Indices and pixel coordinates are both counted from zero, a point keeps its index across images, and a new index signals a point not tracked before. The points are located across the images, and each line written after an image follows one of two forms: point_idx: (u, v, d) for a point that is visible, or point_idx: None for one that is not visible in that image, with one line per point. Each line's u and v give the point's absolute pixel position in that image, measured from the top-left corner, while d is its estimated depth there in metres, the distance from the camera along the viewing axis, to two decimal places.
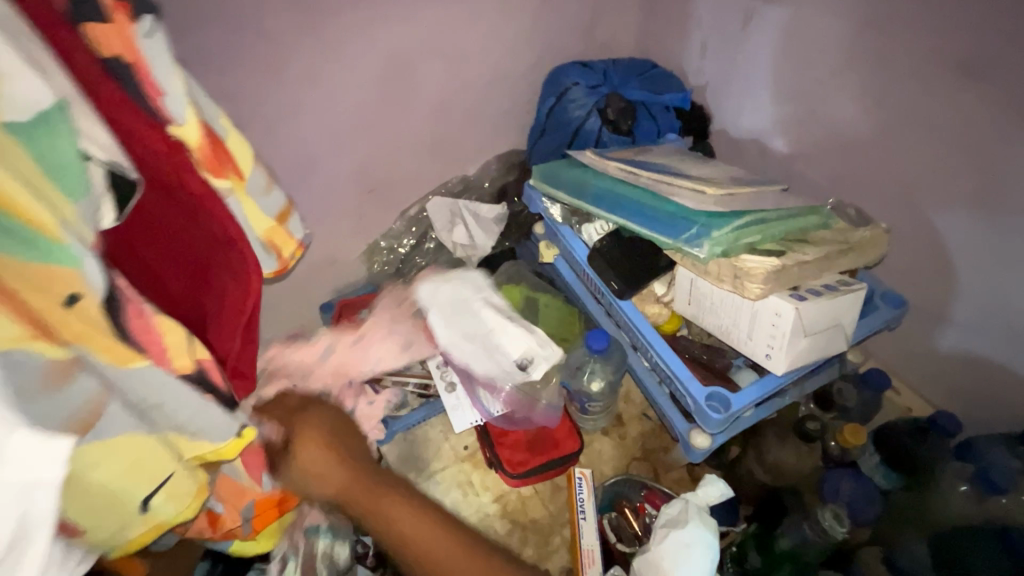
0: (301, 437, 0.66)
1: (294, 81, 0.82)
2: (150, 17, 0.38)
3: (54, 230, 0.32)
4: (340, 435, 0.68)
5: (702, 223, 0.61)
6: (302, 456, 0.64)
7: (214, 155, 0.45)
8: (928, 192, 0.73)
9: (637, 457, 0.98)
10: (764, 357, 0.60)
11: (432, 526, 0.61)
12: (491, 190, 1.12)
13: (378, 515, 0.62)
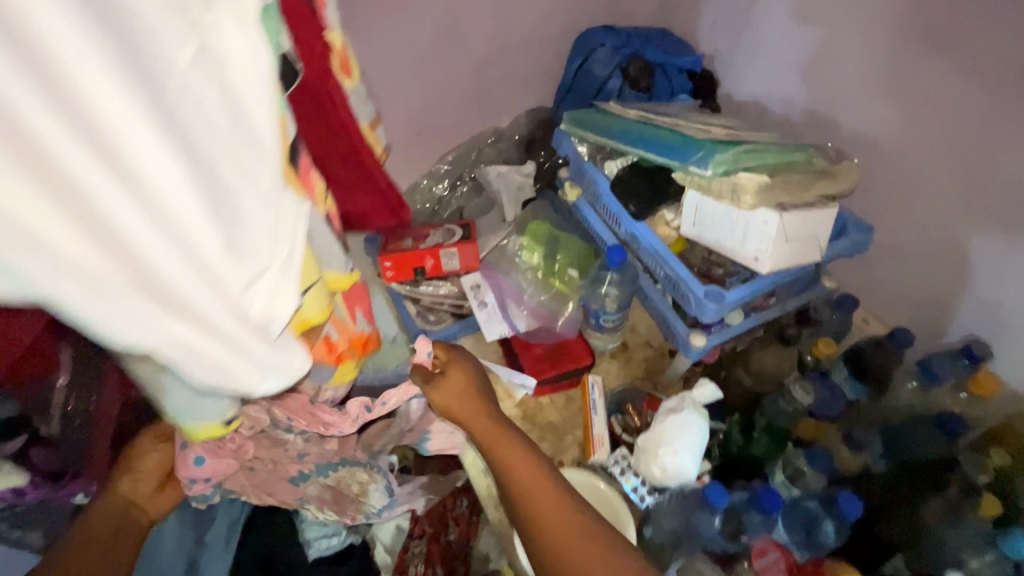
0: (450, 366, 0.76)
1: (369, 27, 0.95)
2: None
3: None
4: (463, 400, 0.72)
5: (708, 148, 0.75)
6: (446, 392, 0.73)
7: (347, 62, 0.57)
8: (901, 140, 0.88)
9: (640, 376, 1.13)
10: (753, 259, 0.75)
11: (539, 471, 0.66)
12: (520, 141, 1.26)
13: (501, 454, 0.67)
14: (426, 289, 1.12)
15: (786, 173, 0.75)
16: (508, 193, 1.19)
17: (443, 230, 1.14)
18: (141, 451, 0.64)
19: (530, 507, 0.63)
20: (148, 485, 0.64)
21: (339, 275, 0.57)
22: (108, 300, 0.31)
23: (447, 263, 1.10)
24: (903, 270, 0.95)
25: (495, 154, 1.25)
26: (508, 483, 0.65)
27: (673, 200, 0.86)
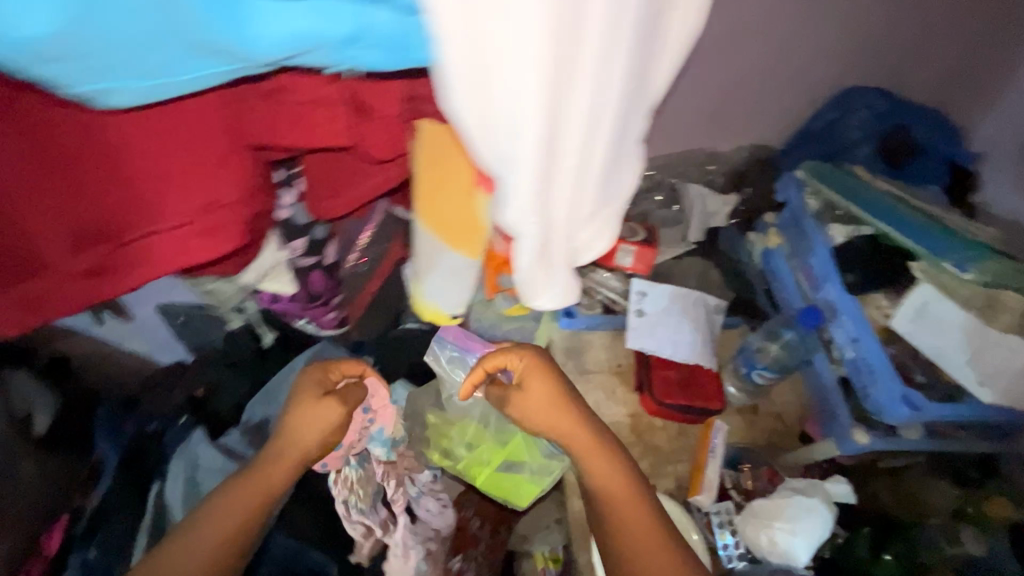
0: (528, 374, 0.76)
1: None
2: None
3: None
4: (550, 411, 0.75)
5: (971, 251, 0.74)
6: (534, 409, 0.75)
7: None
8: None
9: (761, 445, 1.07)
10: (974, 384, 0.71)
11: (626, 483, 0.72)
12: (729, 172, 1.22)
13: (595, 470, 0.73)
14: (591, 274, 1.15)
15: None
16: (700, 216, 1.20)
17: (625, 227, 1.15)
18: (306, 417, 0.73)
19: (625, 549, 0.69)
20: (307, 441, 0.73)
21: None
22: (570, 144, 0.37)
23: (620, 258, 1.11)
24: None
25: (700, 175, 1.22)
26: (595, 486, 0.73)
27: (890, 289, 0.83)
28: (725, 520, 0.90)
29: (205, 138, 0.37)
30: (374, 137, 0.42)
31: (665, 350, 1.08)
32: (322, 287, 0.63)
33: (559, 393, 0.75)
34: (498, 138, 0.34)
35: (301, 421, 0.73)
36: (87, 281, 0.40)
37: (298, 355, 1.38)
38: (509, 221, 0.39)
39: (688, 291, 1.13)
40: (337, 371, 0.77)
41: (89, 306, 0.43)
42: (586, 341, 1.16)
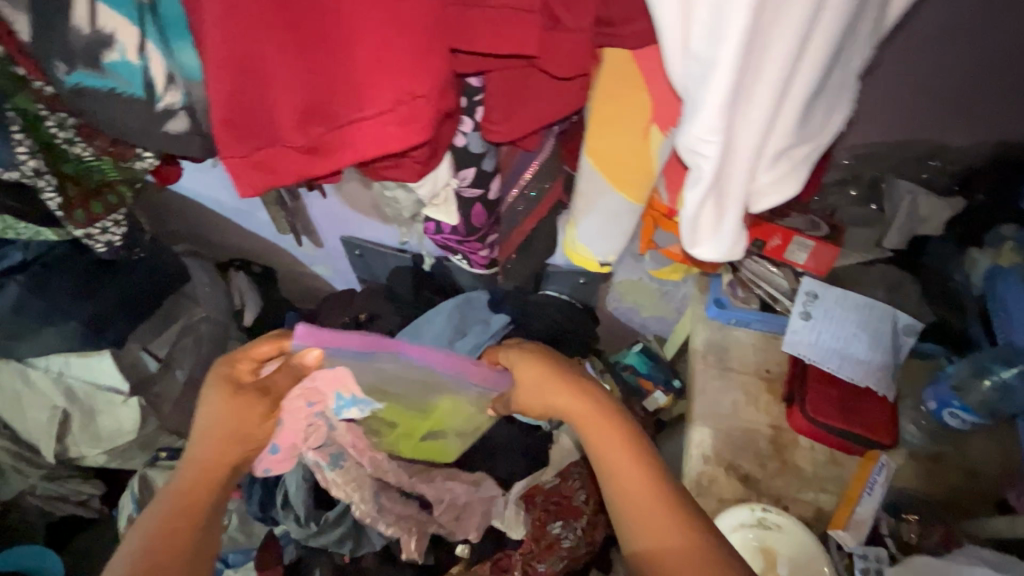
0: (518, 364, 0.81)
1: None
2: None
3: None
4: (541, 392, 0.78)
5: None
6: (528, 391, 0.79)
7: None
8: None
9: (938, 502, 0.88)
10: None
11: (645, 466, 0.66)
12: (956, 173, 1.01)
13: (608, 458, 0.68)
14: (751, 263, 1.03)
15: None
16: (906, 220, 1.00)
17: (806, 219, 1.00)
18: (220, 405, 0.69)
19: (619, 507, 0.64)
20: (230, 438, 0.68)
21: None
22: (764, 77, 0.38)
23: (792, 252, 0.99)
24: None
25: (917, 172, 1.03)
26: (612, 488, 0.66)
27: None
28: (875, 569, 0.77)
29: (398, 48, 0.40)
30: (561, 52, 0.42)
31: (829, 362, 0.95)
32: (486, 223, 0.67)
33: (564, 381, 0.76)
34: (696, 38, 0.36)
35: (214, 419, 0.68)
36: (304, 155, 0.47)
37: (446, 301, 1.44)
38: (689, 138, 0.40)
39: (872, 305, 0.97)
40: (249, 357, 0.74)
41: (301, 181, 0.49)
42: (734, 337, 1.06)
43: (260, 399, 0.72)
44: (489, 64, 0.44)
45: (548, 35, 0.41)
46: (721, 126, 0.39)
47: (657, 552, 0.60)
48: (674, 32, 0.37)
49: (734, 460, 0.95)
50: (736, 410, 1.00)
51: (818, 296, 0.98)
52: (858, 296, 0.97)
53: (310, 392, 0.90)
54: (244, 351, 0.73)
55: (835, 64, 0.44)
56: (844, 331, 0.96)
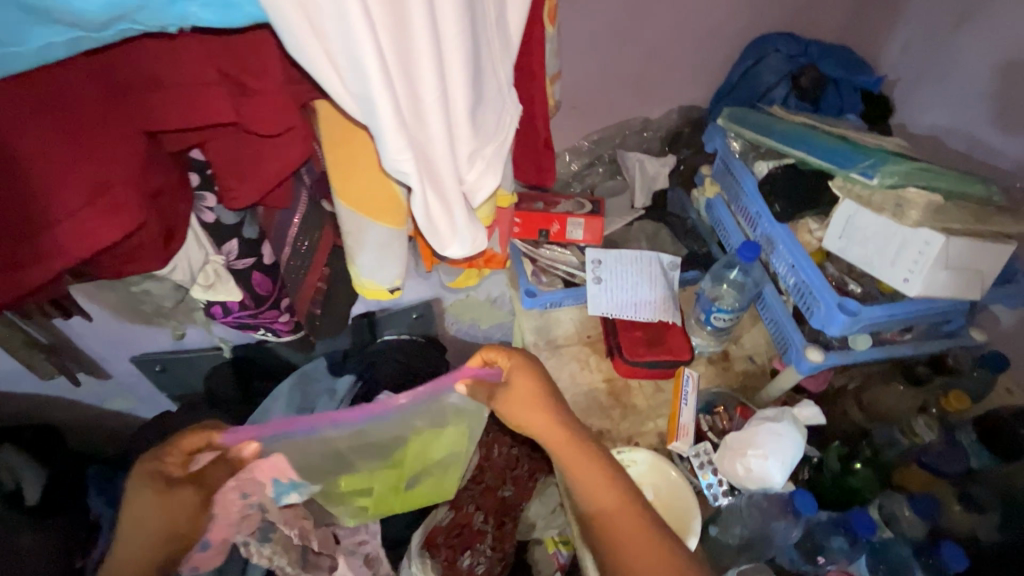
0: (517, 374, 0.76)
1: None
2: None
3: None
4: (526, 404, 0.75)
5: (873, 160, 0.74)
6: (517, 404, 0.75)
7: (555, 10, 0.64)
8: None
9: (735, 387, 1.10)
10: (901, 281, 0.72)
11: (624, 495, 0.71)
12: (665, 136, 1.27)
13: (585, 481, 0.72)
14: (544, 251, 1.18)
15: (955, 196, 0.71)
16: (642, 181, 1.23)
17: (574, 201, 1.19)
18: (147, 503, 0.69)
19: (600, 524, 0.70)
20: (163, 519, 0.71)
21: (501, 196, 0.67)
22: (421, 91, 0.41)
23: (571, 232, 1.17)
24: None
25: (638, 143, 1.27)
26: (585, 506, 0.72)
27: (820, 212, 0.85)
28: (708, 459, 0.91)
29: (77, 134, 0.39)
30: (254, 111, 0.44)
31: (625, 310, 1.12)
32: (274, 289, 0.66)
33: (547, 395, 0.76)
34: (347, 73, 0.37)
35: (140, 515, 0.69)
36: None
37: (282, 382, 1.34)
38: (390, 163, 0.41)
39: (644, 255, 1.17)
40: (178, 452, 0.70)
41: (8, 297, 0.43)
42: (554, 317, 1.18)
43: (194, 492, 0.71)
44: (191, 133, 0.45)
45: (239, 102, 0.43)
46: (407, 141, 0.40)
47: (631, 563, 0.66)
48: (324, 71, 0.37)
49: (585, 422, 1.06)
50: (574, 378, 1.11)
51: (601, 259, 1.15)
52: (628, 251, 1.16)
53: (246, 481, 0.78)
54: (171, 446, 0.69)
55: (488, 71, 0.48)
56: (628, 281, 1.14)
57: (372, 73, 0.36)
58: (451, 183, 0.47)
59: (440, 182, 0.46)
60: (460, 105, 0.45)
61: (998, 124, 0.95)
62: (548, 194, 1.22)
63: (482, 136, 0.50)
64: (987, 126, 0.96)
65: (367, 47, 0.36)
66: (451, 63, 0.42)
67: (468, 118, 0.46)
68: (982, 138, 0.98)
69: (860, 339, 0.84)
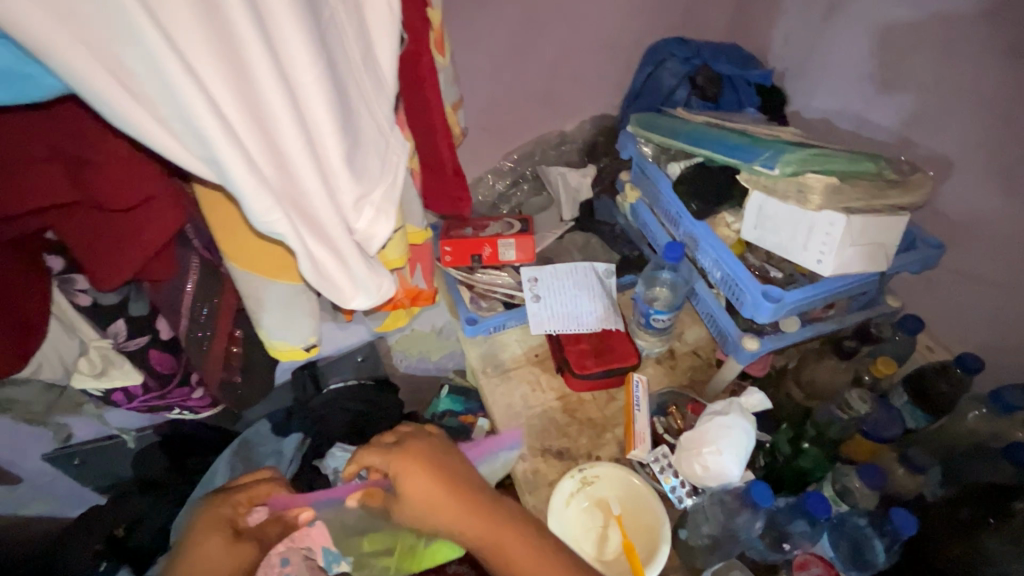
0: (405, 478, 0.69)
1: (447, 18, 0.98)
2: None
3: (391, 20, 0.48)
4: (427, 507, 0.68)
5: (774, 151, 0.76)
6: (415, 507, 0.69)
7: (441, 39, 0.63)
8: (965, 174, 0.90)
9: (684, 384, 1.11)
10: (815, 262, 0.74)
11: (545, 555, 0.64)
12: (582, 147, 1.30)
13: (504, 557, 0.64)
14: (479, 276, 1.16)
15: (854, 177, 0.74)
16: (567, 193, 1.25)
17: (501, 222, 1.19)
18: (213, 547, 0.63)
19: None
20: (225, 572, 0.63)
21: (417, 231, 0.65)
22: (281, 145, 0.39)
23: (503, 253, 1.15)
24: (963, 296, 0.95)
25: (558, 157, 1.30)
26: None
27: (734, 205, 0.87)
28: (667, 461, 0.92)
29: None
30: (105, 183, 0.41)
31: (568, 322, 1.11)
32: (180, 364, 0.60)
33: (439, 486, 0.69)
34: (192, 139, 0.36)
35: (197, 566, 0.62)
36: None
37: (221, 452, 1.23)
38: (259, 225, 0.39)
39: (580, 266, 1.17)
40: (244, 501, 0.70)
41: None
42: (499, 341, 1.16)
43: (253, 549, 0.67)
44: (45, 217, 0.42)
45: (79, 174, 0.40)
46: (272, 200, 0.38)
47: None
48: (167, 140, 0.35)
49: (544, 444, 1.04)
50: (528, 400, 1.09)
51: (537, 276, 1.14)
52: (563, 264, 1.16)
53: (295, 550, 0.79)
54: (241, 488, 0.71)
55: (363, 113, 0.46)
56: (567, 293, 1.14)
57: (215, 136, 0.35)
58: (331, 237, 0.45)
59: (325, 235, 0.44)
60: (333, 154, 0.43)
61: (879, 102, 1.01)
62: (477, 219, 1.21)
63: (370, 181, 0.48)
64: (866, 105, 1.04)
65: (205, 111, 0.34)
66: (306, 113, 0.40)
67: (347, 164, 0.44)
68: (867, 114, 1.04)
69: (790, 321, 0.87)
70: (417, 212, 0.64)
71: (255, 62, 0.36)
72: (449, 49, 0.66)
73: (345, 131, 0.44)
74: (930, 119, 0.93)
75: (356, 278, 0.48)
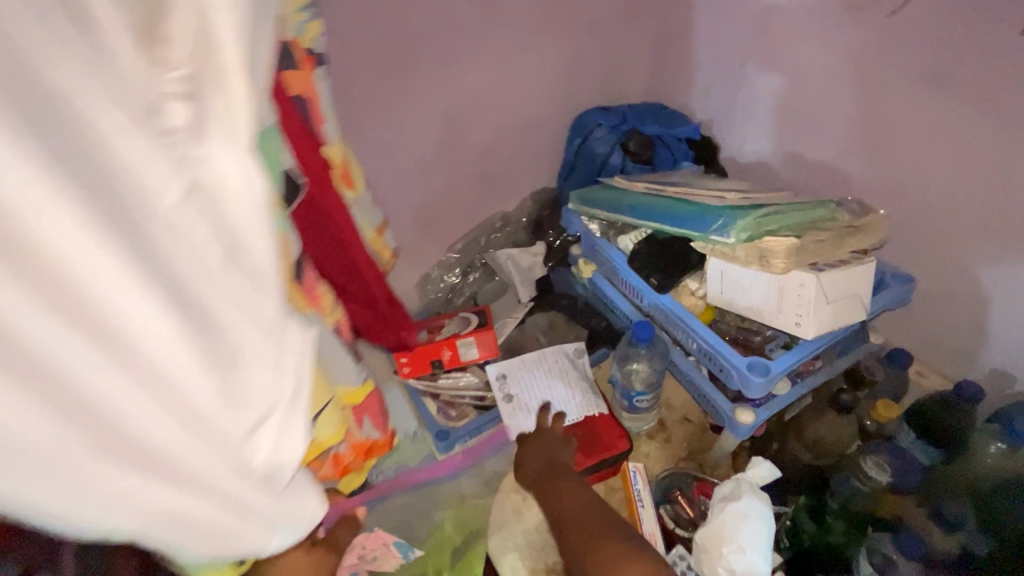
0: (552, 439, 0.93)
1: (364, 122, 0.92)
2: (321, 68, 0.49)
3: (279, 204, 0.43)
4: (555, 477, 0.85)
5: (726, 216, 0.72)
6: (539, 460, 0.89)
7: (347, 172, 0.56)
8: (921, 196, 0.88)
9: (683, 457, 1.03)
10: (795, 325, 0.69)
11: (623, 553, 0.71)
12: (529, 224, 1.25)
13: (595, 549, 0.72)
14: (443, 382, 1.07)
15: (812, 233, 0.71)
16: (521, 275, 1.19)
17: (457, 320, 1.12)
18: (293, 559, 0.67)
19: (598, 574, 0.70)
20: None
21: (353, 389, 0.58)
22: (123, 424, 0.34)
23: (464, 353, 1.07)
24: (939, 313, 0.93)
25: (505, 239, 1.25)
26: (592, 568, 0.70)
27: (694, 271, 0.82)
28: (686, 564, 0.82)
29: None
30: None
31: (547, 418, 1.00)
32: None
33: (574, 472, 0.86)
34: None
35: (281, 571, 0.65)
36: None
37: None
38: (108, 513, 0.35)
39: (548, 351, 1.09)
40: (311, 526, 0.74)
41: None
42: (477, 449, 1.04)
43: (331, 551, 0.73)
44: None
45: None
46: (122, 488, 0.35)
47: None
48: None
49: None
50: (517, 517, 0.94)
51: (505, 370, 1.05)
52: (529, 354, 1.08)
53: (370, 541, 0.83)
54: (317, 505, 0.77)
55: (241, 331, 0.39)
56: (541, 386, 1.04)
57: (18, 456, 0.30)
58: (211, 466, 0.40)
59: (207, 488, 0.40)
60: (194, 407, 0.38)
61: (807, 139, 1.01)
62: (434, 319, 1.14)
63: (256, 404, 0.42)
64: (797, 142, 1.03)
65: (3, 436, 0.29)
66: (151, 354, 0.34)
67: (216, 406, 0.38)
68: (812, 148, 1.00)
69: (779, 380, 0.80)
70: (348, 371, 0.56)
71: (59, 355, 0.30)
72: (360, 180, 0.60)
73: (209, 372, 0.37)
74: (862, 150, 0.93)
75: (262, 519, 0.44)
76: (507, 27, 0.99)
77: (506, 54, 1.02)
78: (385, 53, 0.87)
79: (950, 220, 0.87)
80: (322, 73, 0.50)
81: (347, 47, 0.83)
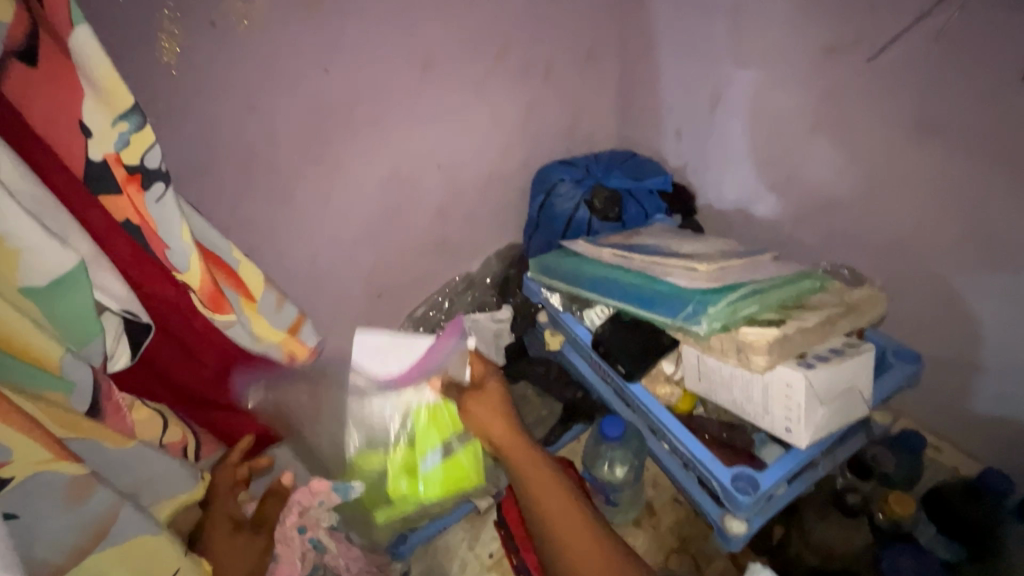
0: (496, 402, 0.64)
1: (293, 195, 0.81)
2: (162, 182, 0.42)
3: (52, 361, 0.39)
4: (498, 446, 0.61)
5: (697, 300, 0.62)
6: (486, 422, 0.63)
7: (218, 293, 0.48)
8: (926, 254, 0.78)
9: (675, 548, 0.90)
10: (784, 430, 0.59)
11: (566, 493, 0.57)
12: (494, 285, 1.14)
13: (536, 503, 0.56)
14: None
15: (798, 316, 0.61)
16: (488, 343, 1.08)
17: None
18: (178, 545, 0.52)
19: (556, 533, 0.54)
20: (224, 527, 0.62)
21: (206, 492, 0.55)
22: None
23: None
24: (954, 381, 0.84)
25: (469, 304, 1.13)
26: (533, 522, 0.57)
27: (668, 353, 0.71)
28: None
29: None
30: None
31: None
32: None
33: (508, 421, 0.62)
34: None
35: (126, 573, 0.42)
36: None
37: None
38: None
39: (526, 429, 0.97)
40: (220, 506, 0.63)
41: None
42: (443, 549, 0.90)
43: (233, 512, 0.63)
44: None
45: None
46: None
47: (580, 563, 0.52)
48: None
49: None
50: None
51: None
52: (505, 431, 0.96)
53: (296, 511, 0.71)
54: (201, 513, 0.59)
55: None
56: None
57: None
58: None
59: None
60: None
61: (789, 189, 0.90)
62: None
63: None
64: (779, 192, 0.92)
65: None
66: None
67: None
68: (798, 198, 0.89)
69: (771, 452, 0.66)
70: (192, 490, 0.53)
71: None
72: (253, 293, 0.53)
73: None
74: (853, 203, 0.83)
75: None
76: (454, 83, 0.89)
77: (455, 111, 0.92)
78: (315, 124, 0.77)
79: (960, 282, 0.76)
80: (167, 188, 0.42)
81: (267, 122, 0.73)
